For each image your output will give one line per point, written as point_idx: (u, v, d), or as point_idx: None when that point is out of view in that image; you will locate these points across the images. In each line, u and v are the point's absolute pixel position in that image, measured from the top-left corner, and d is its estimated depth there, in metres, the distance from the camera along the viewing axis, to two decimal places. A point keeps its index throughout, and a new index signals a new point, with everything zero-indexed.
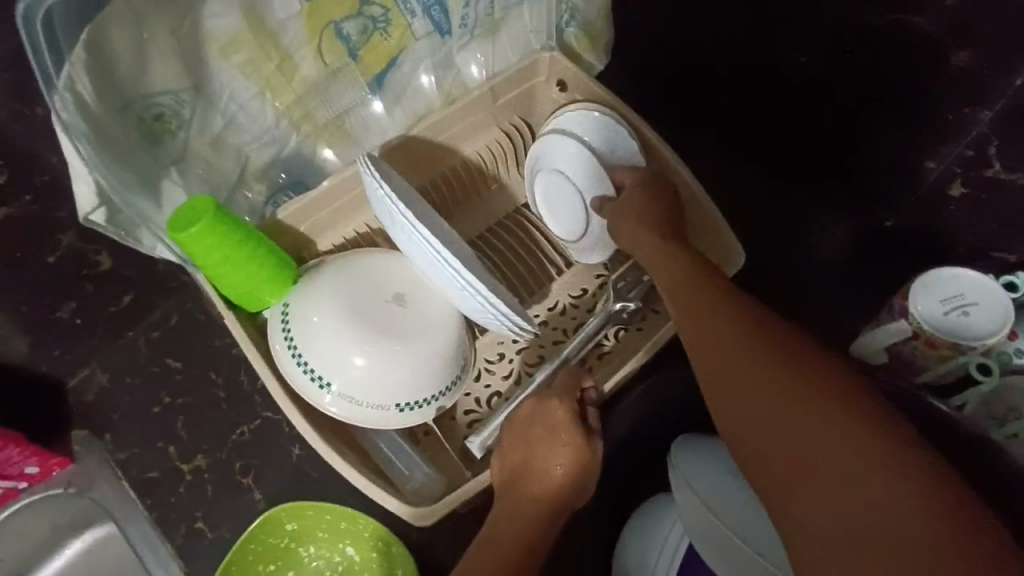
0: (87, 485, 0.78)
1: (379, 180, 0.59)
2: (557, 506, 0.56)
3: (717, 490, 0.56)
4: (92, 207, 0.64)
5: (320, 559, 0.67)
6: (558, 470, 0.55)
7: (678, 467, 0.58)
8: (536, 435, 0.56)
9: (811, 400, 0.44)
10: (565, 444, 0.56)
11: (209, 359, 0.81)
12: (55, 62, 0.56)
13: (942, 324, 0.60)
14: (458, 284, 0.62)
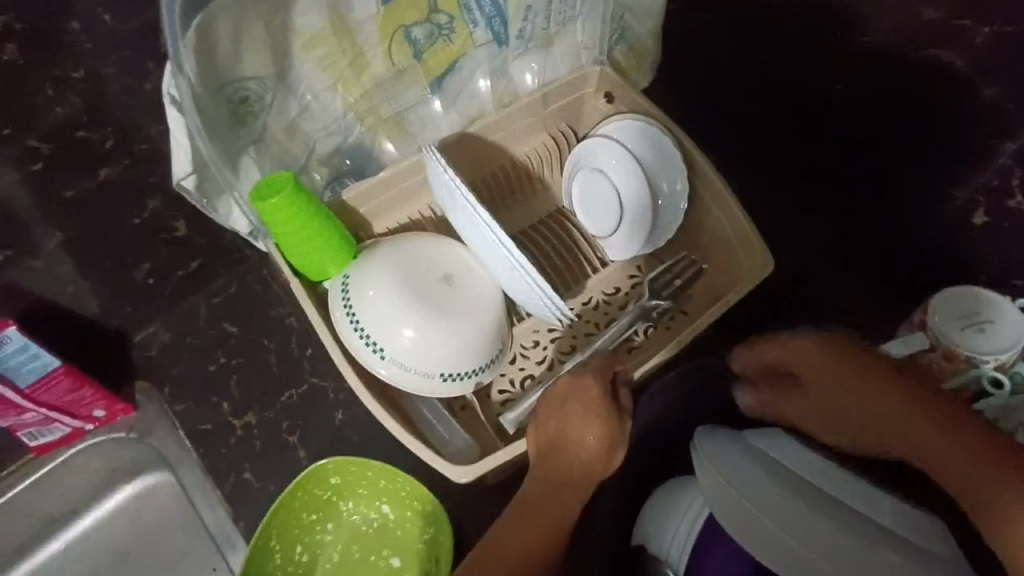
0: (146, 431, 0.85)
1: (446, 166, 0.66)
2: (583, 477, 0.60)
3: (742, 473, 0.59)
4: (185, 174, 0.74)
5: (358, 514, 0.73)
6: (591, 441, 0.60)
7: (701, 448, 0.61)
8: (573, 409, 0.61)
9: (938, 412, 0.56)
10: (593, 420, 0.60)
11: (264, 326, 0.87)
12: (172, 42, 0.65)
13: (957, 337, 0.64)
14: (508, 264, 0.68)
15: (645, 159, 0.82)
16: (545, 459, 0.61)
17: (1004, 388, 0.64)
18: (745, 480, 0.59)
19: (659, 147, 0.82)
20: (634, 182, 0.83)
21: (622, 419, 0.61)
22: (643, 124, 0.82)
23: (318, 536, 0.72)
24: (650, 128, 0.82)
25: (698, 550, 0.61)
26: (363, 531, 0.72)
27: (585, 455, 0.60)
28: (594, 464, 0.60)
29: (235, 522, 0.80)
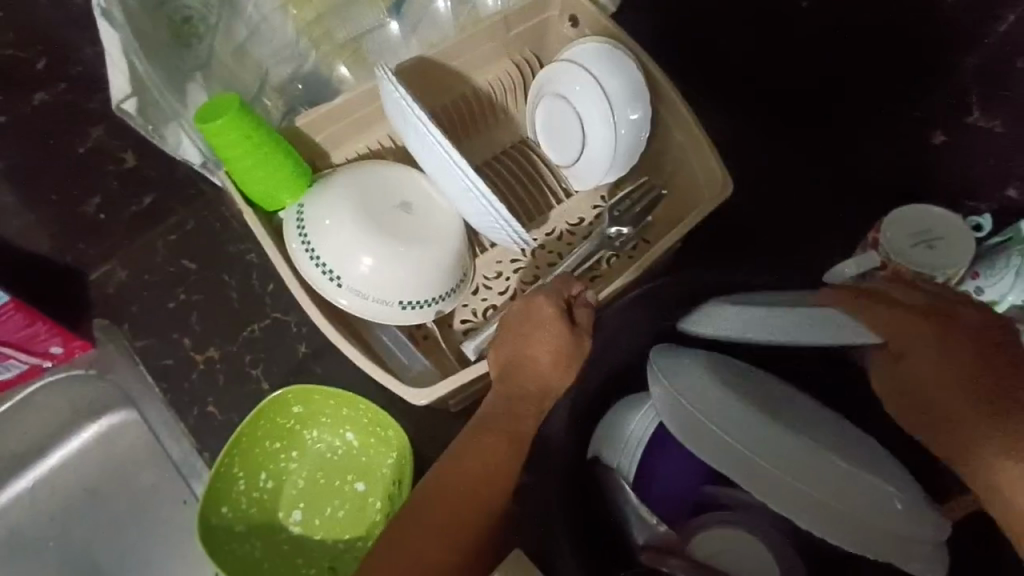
0: (106, 367, 0.84)
1: (397, 84, 0.64)
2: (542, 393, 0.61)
3: (699, 390, 0.59)
4: (124, 96, 0.68)
5: (322, 442, 0.73)
6: (544, 360, 0.60)
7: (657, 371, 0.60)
8: (527, 330, 0.60)
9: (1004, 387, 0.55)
10: (546, 341, 0.60)
11: (224, 262, 0.86)
12: None
13: (907, 255, 0.65)
14: (463, 186, 0.67)
15: (610, 83, 0.78)
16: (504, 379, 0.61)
17: None
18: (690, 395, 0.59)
19: (621, 73, 0.77)
20: (597, 109, 0.79)
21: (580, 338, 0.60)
22: (606, 49, 0.78)
23: (283, 464, 0.72)
24: (613, 52, 0.78)
25: (651, 458, 0.64)
26: (327, 458, 0.73)
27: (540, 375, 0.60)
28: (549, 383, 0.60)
29: (200, 454, 0.80)
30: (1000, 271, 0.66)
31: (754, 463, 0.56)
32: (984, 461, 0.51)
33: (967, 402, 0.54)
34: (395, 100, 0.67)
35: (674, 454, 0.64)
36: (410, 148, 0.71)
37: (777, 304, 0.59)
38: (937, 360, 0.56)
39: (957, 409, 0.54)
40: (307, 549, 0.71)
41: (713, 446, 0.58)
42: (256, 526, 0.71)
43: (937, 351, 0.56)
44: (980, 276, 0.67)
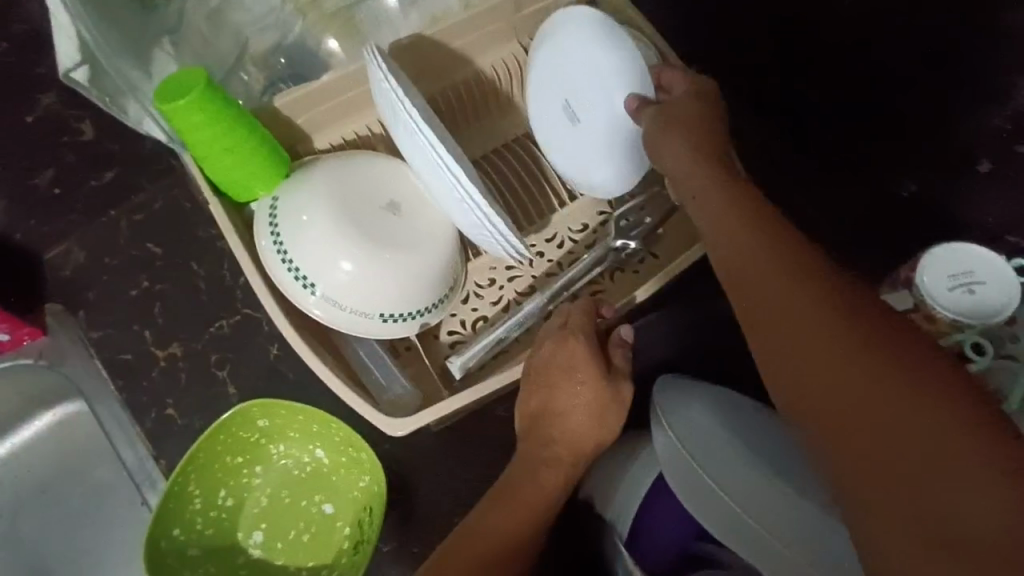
0: (58, 359, 0.76)
1: (388, 76, 0.56)
2: (595, 432, 0.59)
3: (694, 429, 0.55)
4: (74, 64, 0.59)
5: (289, 459, 0.67)
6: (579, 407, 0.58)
7: (662, 411, 0.56)
8: (561, 376, 0.58)
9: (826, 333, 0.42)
10: (580, 387, 0.58)
11: (192, 249, 0.78)
12: None
13: (946, 300, 0.58)
14: (457, 197, 0.60)
15: None
16: (541, 418, 0.59)
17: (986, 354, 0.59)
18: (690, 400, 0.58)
19: None
20: None
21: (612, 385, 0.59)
22: None
23: (245, 479, 0.67)
24: None
25: (647, 505, 0.58)
26: (294, 475, 0.68)
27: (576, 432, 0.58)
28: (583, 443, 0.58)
29: (157, 461, 0.74)
30: None
31: (734, 511, 0.52)
32: (834, 410, 0.41)
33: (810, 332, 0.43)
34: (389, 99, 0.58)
35: (670, 503, 0.59)
36: (402, 147, 0.62)
37: (548, 82, 0.69)
38: (782, 301, 0.45)
39: (825, 358, 0.42)
40: (267, 574, 0.66)
41: (714, 509, 0.53)
42: (212, 549, 0.65)
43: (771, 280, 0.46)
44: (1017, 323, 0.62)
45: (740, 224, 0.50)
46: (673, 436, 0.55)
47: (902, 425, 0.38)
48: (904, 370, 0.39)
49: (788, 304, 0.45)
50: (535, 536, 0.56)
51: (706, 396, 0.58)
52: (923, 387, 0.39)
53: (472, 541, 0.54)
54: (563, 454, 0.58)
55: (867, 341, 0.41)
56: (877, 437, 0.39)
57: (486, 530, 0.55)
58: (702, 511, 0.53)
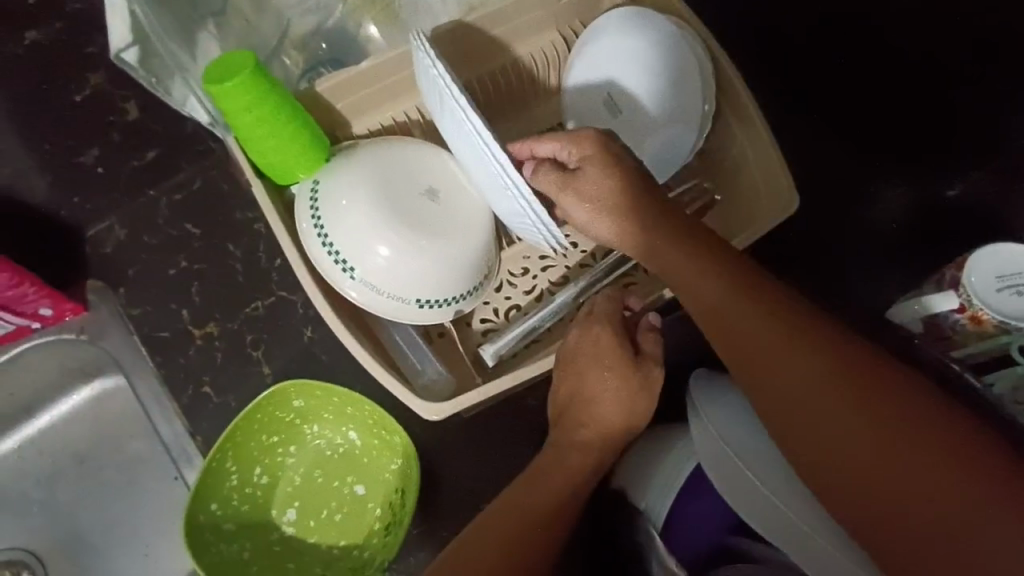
0: (99, 335, 0.78)
1: (439, 63, 0.56)
2: (620, 425, 0.58)
3: (730, 419, 0.55)
4: (125, 44, 0.59)
5: (322, 439, 0.68)
6: (605, 395, 0.57)
7: (698, 403, 0.56)
8: (588, 363, 0.58)
9: (835, 391, 0.47)
10: (608, 374, 0.57)
11: (231, 229, 0.79)
12: None
13: (991, 300, 0.56)
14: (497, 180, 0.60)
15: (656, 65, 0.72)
16: (568, 409, 0.59)
17: None
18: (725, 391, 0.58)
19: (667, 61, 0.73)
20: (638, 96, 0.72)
21: (642, 376, 0.58)
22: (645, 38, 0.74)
23: (280, 458, 0.68)
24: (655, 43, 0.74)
25: (681, 497, 0.58)
26: (327, 456, 0.69)
27: (599, 422, 0.58)
28: (607, 434, 0.58)
29: (193, 437, 0.76)
30: None
31: (771, 504, 0.52)
32: (844, 450, 0.47)
33: (810, 381, 0.48)
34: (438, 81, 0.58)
35: (704, 497, 0.58)
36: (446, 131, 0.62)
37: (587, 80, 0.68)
38: (780, 360, 0.49)
39: (825, 411, 0.48)
40: (299, 552, 0.67)
41: (755, 505, 0.53)
42: (245, 526, 0.66)
43: (763, 333, 0.50)
44: None
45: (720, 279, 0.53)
46: (709, 425, 0.55)
47: (903, 462, 0.45)
48: (923, 431, 0.45)
49: (801, 374, 0.49)
50: (551, 528, 0.56)
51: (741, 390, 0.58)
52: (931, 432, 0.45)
53: (491, 527, 0.55)
54: (586, 446, 0.58)
55: (882, 407, 0.46)
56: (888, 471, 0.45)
57: (506, 517, 0.56)
58: (743, 506, 0.53)
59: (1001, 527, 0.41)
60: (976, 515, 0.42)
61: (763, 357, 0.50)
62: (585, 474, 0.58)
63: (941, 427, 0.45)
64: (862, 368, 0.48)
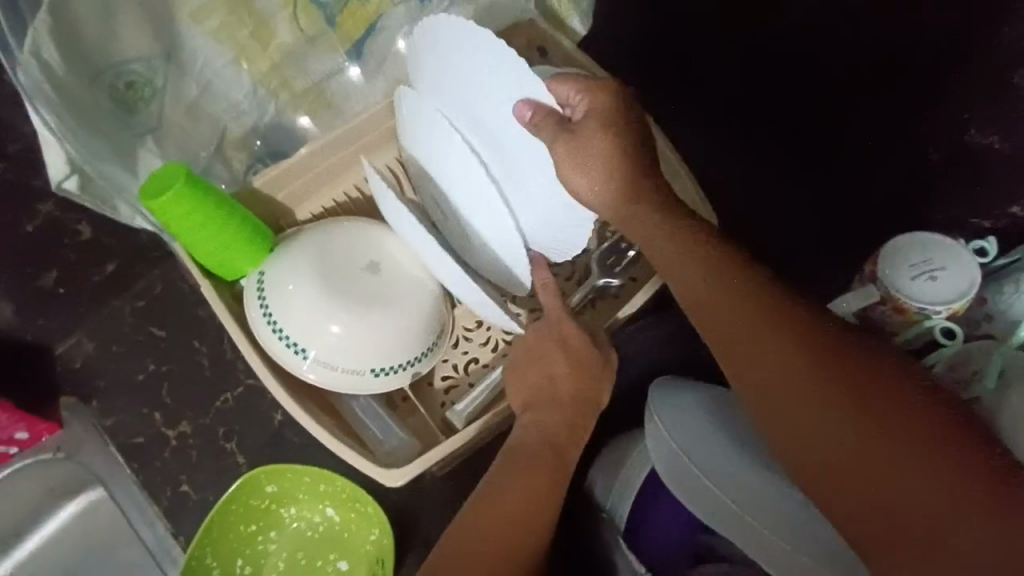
0: (74, 449, 0.79)
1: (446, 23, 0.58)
2: (586, 411, 0.61)
3: (686, 426, 0.57)
4: (64, 175, 0.68)
5: (301, 520, 0.70)
6: (569, 379, 0.60)
7: (654, 408, 0.58)
8: (551, 348, 0.61)
9: (820, 376, 0.48)
10: (575, 352, 0.61)
11: (197, 327, 0.82)
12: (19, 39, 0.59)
13: (908, 290, 0.60)
14: (435, 251, 0.61)
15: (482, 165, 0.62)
16: (533, 405, 0.60)
17: (957, 338, 0.61)
18: (682, 401, 0.59)
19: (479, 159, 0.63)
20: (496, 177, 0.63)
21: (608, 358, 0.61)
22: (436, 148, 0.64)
23: (261, 546, 0.69)
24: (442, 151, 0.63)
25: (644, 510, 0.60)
26: (308, 536, 0.70)
27: (564, 409, 0.60)
28: (575, 415, 0.60)
29: (175, 538, 0.77)
30: (1009, 295, 0.62)
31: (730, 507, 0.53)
32: (833, 454, 0.46)
33: (795, 371, 0.48)
34: (467, 83, 0.60)
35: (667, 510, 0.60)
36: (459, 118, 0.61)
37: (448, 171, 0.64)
38: (763, 348, 0.50)
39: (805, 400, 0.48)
40: None
41: (695, 489, 0.55)
42: None
43: (748, 320, 0.51)
44: (987, 303, 0.63)
45: (722, 287, 0.53)
46: (666, 431, 0.57)
47: (884, 455, 0.44)
48: (907, 425, 0.45)
49: (782, 364, 0.49)
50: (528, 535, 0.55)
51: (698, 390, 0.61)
52: (915, 425, 0.45)
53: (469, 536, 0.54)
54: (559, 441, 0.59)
55: (866, 395, 0.46)
56: (889, 485, 0.43)
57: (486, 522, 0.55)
58: (683, 491, 0.55)
59: (985, 525, 0.40)
60: (954, 511, 0.41)
61: (748, 345, 0.51)
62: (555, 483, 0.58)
63: (932, 413, 0.45)
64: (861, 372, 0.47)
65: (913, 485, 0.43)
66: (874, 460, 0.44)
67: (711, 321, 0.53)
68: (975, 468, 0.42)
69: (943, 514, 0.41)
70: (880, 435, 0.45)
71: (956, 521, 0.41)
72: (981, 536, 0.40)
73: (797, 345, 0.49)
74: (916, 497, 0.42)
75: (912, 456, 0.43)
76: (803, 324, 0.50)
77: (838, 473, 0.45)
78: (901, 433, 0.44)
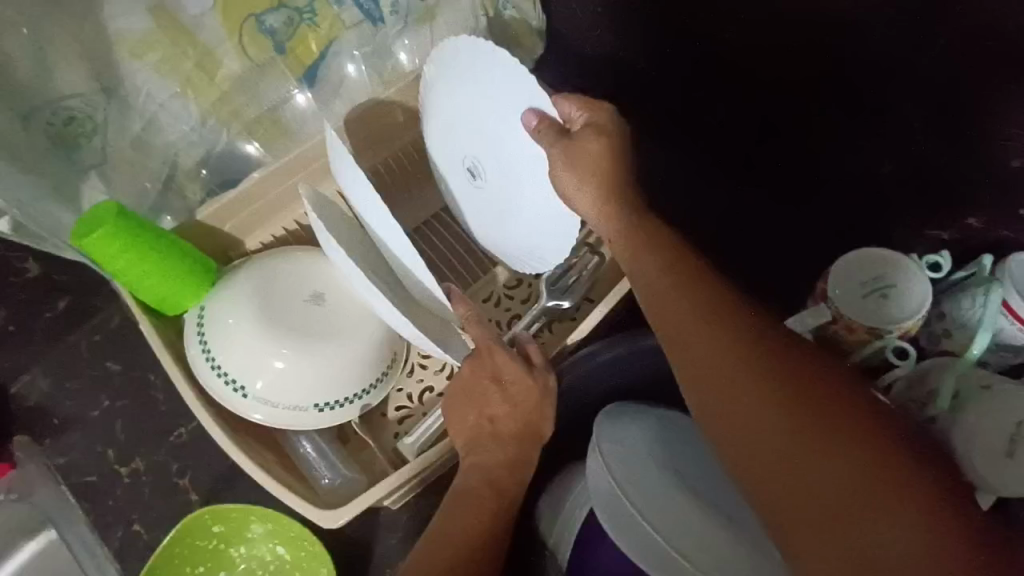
0: (27, 491, 0.78)
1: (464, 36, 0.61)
2: (527, 440, 0.59)
3: (629, 458, 0.55)
4: None
5: (250, 560, 0.68)
6: (504, 413, 0.58)
7: (597, 440, 0.55)
8: (484, 384, 0.58)
9: (755, 368, 0.46)
10: (512, 384, 0.58)
11: (152, 361, 0.80)
12: None
13: (859, 307, 0.58)
14: (363, 281, 0.60)
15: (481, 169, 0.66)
16: (473, 442, 0.59)
17: (911, 357, 0.58)
18: (628, 432, 0.57)
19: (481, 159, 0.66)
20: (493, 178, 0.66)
21: (549, 384, 0.59)
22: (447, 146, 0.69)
23: None
24: (449, 154, 0.68)
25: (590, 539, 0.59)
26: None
27: (504, 444, 0.58)
28: (514, 450, 0.58)
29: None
30: (966, 310, 0.60)
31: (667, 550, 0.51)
32: (761, 446, 0.44)
33: (727, 360, 0.47)
34: (475, 94, 0.64)
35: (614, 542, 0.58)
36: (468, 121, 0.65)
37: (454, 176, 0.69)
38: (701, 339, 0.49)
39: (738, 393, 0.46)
40: None
41: (638, 533, 0.52)
42: None
43: (689, 311, 0.50)
44: (945, 319, 0.61)
45: (668, 280, 0.53)
46: (608, 465, 0.54)
47: (809, 450, 0.43)
48: (837, 421, 0.43)
49: (719, 354, 0.48)
50: None
51: (645, 417, 0.59)
52: (844, 423, 0.43)
53: None
54: (499, 477, 0.58)
55: (798, 390, 0.45)
56: (813, 482, 0.42)
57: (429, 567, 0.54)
58: (626, 536, 0.51)
59: (908, 526, 0.39)
60: (875, 510, 0.40)
61: (688, 337, 0.50)
62: (500, 518, 0.57)
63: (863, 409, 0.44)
64: (796, 365, 0.46)
65: (838, 482, 0.41)
66: (800, 455, 0.43)
67: (657, 313, 0.52)
68: (902, 467, 0.41)
69: (865, 514, 0.40)
70: (810, 430, 0.43)
71: (875, 522, 0.40)
72: (898, 539, 0.39)
73: (736, 337, 0.48)
74: (840, 496, 0.41)
75: (839, 453, 0.42)
76: (743, 316, 0.49)
77: (763, 471, 0.44)
78: (830, 429, 0.43)
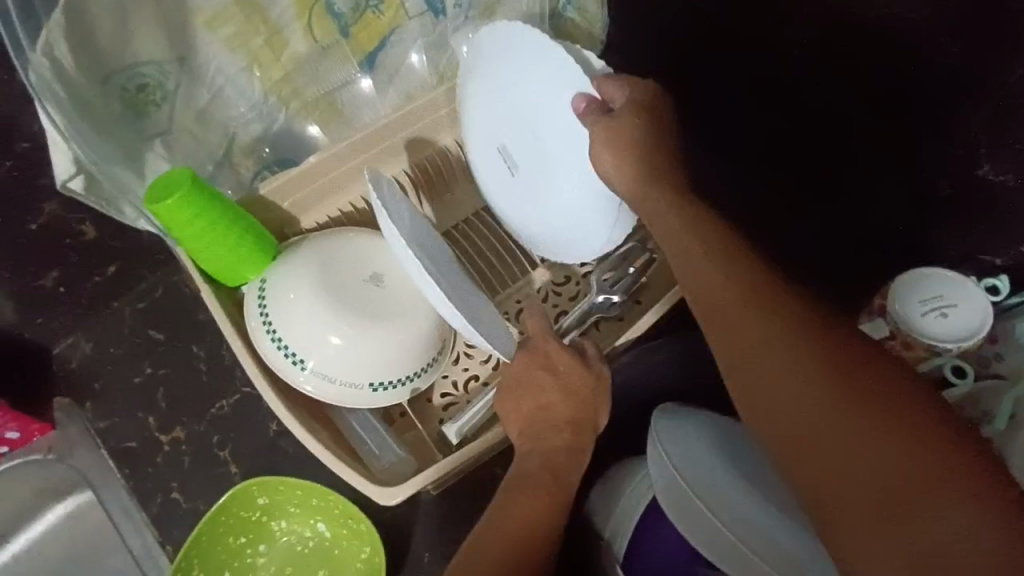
0: (67, 452, 0.79)
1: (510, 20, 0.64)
2: (583, 431, 0.60)
3: (688, 451, 0.57)
4: (70, 174, 0.67)
5: (292, 534, 0.69)
6: (560, 402, 0.59)
7: (658, 433, 0.57)
8: (541, 374, 0.59)
9: (802, 354, 0.47)
10: (569, 375, 0.59)
11: (195, 333, 0.81)
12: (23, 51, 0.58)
13: (918, 324, 0.59)
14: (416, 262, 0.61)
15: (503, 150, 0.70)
16: (529, 429, 0.59)
17: (966, 377, 0.60)
18: (686, 427, 0.59)
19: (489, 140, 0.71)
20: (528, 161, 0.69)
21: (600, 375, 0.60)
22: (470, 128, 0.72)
23: (250, 559, 0.68)
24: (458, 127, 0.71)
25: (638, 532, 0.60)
26: (299, 550, 0.69)
27: (560, 434, 0.59)
28: (570, 440, 0.59)
29: (163, 546, 0.76)
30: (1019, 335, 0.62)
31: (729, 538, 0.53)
32: (806, 433, 0.45)
33: (770, 344, 0.48)
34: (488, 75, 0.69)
35: (665, 530, 0.60)
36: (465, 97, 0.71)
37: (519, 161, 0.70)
38: (746, 325, 0.49)
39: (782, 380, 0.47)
40: None
41: (697, 520, 0.54)
42: None
43: (729, 293, 0.51)
44: (998, 342, 0.63)
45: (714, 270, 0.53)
46: (669, 457, 0.56)
47: (861, 437, 0.43)
48: (888, 404, 0.44)
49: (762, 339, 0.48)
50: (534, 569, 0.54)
51: (701, 415, 0.61)
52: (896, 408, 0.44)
53: (472, 559, 0.54)
54: (555, 463, 0.59)
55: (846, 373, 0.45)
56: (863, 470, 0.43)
57: (493, 549, 0.55)
58: (685, 521, 0.54)
59: (963, 511, 0.40)
60: (931, 496, 0.41)
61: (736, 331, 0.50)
62: (557, 508, 0.57)
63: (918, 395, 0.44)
64: (841, 348, 0.46)
65: (886, 466, 0.42)
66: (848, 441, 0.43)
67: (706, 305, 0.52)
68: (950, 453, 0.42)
69: (919, 501, 0.41)
70: (860, 415, 0.44)
71: (934, 511, 0.40)
72: (957, 526, 0.40)
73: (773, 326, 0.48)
74: (889, 481, 0.42)
75: (891, 438, 0.42)
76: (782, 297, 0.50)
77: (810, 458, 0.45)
78: (881, 414, 0.43)
